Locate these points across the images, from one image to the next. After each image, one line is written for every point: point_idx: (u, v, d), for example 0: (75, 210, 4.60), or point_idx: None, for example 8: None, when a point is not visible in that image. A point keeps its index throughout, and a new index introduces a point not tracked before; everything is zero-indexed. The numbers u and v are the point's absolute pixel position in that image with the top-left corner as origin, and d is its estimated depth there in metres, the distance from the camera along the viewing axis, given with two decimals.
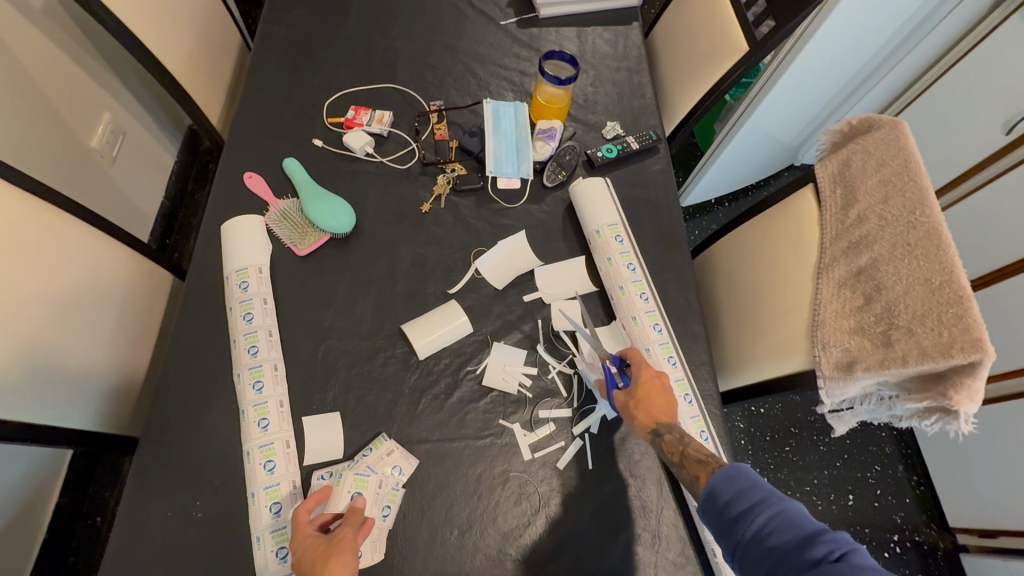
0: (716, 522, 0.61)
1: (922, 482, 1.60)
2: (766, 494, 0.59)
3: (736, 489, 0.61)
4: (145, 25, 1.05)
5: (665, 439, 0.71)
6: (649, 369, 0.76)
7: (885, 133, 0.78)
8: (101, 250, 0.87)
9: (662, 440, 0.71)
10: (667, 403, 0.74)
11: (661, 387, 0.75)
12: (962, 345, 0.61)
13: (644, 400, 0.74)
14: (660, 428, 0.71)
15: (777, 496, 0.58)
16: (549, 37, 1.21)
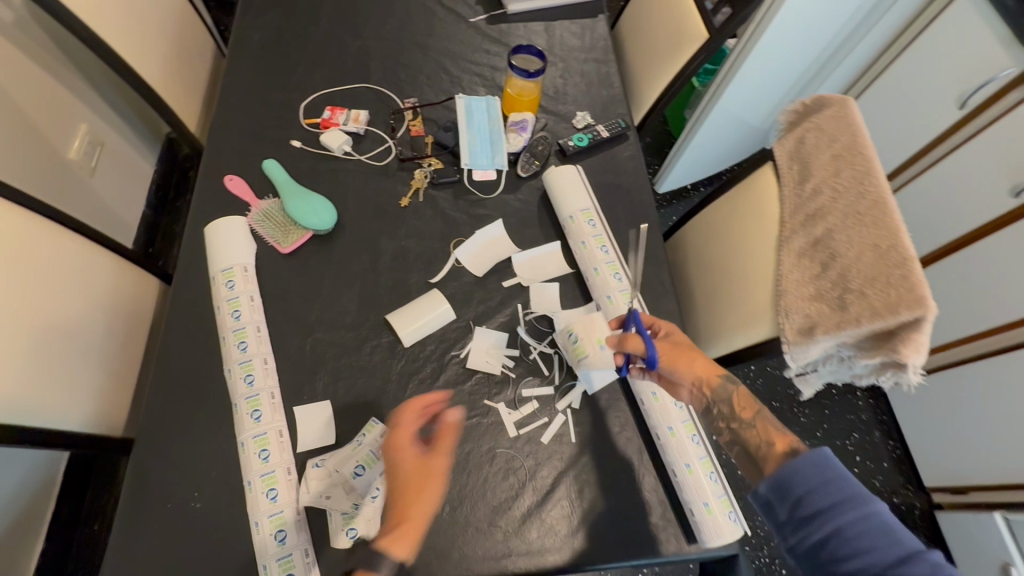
0: (781, 507, 0.55)
1: (898, 446, 1.68)
2: (857, 496, 0.51)
3: (824, 479, 0.53)
4: (118, 35, 1.06)
5: (733, 390, 0.72)
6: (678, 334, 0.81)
7: (835, 110, 0.83)
8: (87, 256, 0.89)
9: (734, 391, 0.72)
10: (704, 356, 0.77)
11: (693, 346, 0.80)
12: (908, 302, 0.66)
13: (689, 353, 0.77)
14: (723, 376, 0.74)
15: (864, 501, 0.50)
16: (518, 32, 1.24)
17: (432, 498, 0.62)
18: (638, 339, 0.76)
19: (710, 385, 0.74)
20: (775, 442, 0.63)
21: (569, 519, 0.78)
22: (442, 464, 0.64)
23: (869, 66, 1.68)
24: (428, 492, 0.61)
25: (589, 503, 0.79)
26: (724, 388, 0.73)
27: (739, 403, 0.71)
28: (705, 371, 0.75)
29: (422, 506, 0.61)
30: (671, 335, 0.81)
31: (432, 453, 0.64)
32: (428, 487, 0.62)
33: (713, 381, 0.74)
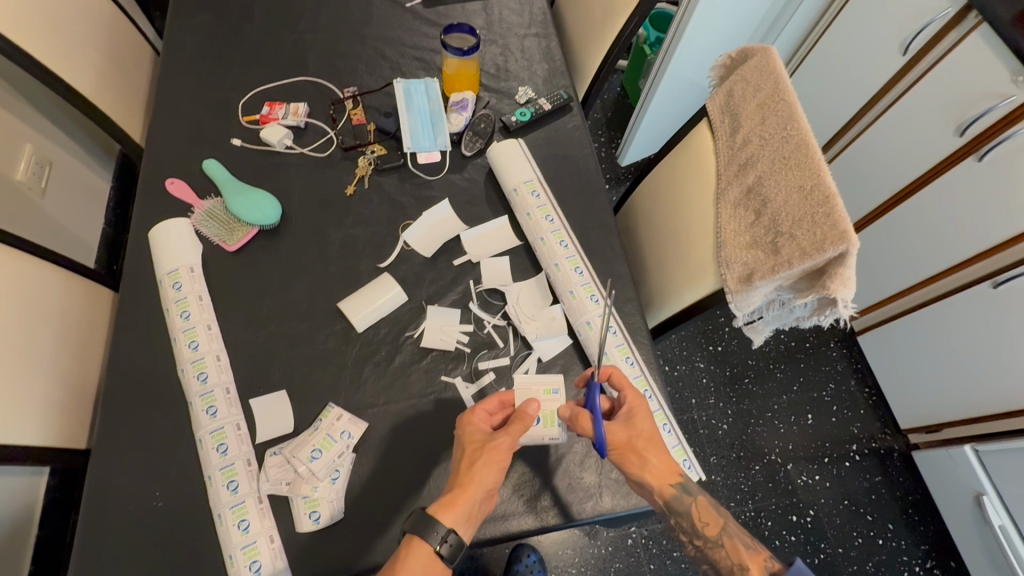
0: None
1: (874, 391, 1.71)
2: None
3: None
4: (46, 48, 1.05)
5: (691, 504, 0.74)
6: (639, 410, 0.77)
7: (758, 60, 0.85)
8: (33, 271, 0.88)
9: (693, 506, 0.74)
10: (658, 450, 0.74)
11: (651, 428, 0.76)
12: (832, 238, 0.68)
13: (643, 446, 0.74)
14: (678, 486, 0.74)
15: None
16: (454, 13, 1.24)
17: (486, 476, 0.68)
18: (589, 421, 0.73)
19: (665, 494, 0.73)
20: (749, 570, 0.67)
21: (530, 483, 0.79)
22: (503, 443, 0.70)
23: (818, 20, 1.67)
24: (479, 471, 0.68)
25: (549, 467, 0.81)
26: (682, 500, 0.74)
27: (700, 518, 0.74)
28: (661, 476, 0.73)
29: (477, 486, 0.68)
30: (631, 415, 0.76)
31: (517, 427, 0.71)
32: (481, 466, 0.69)
33: (669, 492, 0.74)
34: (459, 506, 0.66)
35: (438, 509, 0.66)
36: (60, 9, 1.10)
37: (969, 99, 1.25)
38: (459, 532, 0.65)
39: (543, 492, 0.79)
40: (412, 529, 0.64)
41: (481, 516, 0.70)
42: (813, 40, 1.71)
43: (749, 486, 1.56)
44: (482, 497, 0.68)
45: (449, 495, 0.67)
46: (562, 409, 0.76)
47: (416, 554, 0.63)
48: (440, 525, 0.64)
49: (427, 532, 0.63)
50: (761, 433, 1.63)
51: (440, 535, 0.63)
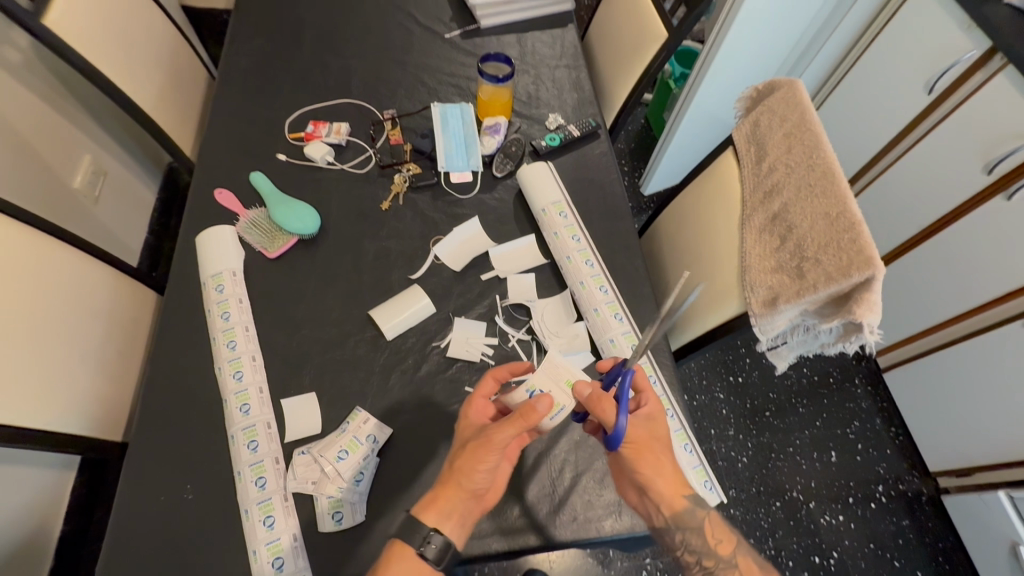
0: None
1: (900, 432, 1.66)
2: None
3: None
4: (115, 66, 1.14)
5: (703, 519, 0.73)
6: (658, 414, 0.77)
7: (785, 93, 0.88)
8: (87, 269, 0.94)
9: (706, 521, 0.73)
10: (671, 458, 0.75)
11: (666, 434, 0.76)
12: (858, 264, 0.69)
13: (658, 450, 0.74)
14: (691, 498, 0.74)
15: None
16: (490, 44, 1.31)
17: (472, 473, 0.68)
18: (611, 406, 0.73)
19: (676, 505, 0.73)
20: None
21: (550, 497, 0.80)
22: (493, 439, 0.68)
23: (842, 59, 1.71)
24: (464, 466, 0.68)
25: (569, 482, 0.81)
26: (694, 514, 0.73)
27: (712, 533, 0.73)
28: (672, 484, 0.73)
29: (460, 483, 0.68)
30: (650, 417, 0.76)
31: (516, 423, 0.68)
32: (470, 461, 0.68)
33: (680, 504, 0.73)
34: (442, 505, 0.67)
35: (423, 509, 0.67)
36: (129, 33, 1.20)
37: (996, 138, 1.26)
38: (444, 532, 0.65)
39: (562, 506, 0.79)
40: (400, 535, 0.65)
41: (470, 516, 0.69)
42: (839, 78, 1.74)
43: (770, 523, 1.51)
44: (467, 496, 0.68)
45: (434, 493, 0.68)
46: (582, 388, 0.73)
47: (402, 560, 0.63)
48: (423, 526, 0.65)
49: (411, 535, 0.64)
50: (782, 468, 1.59)
51: (423, 536, 0.64)
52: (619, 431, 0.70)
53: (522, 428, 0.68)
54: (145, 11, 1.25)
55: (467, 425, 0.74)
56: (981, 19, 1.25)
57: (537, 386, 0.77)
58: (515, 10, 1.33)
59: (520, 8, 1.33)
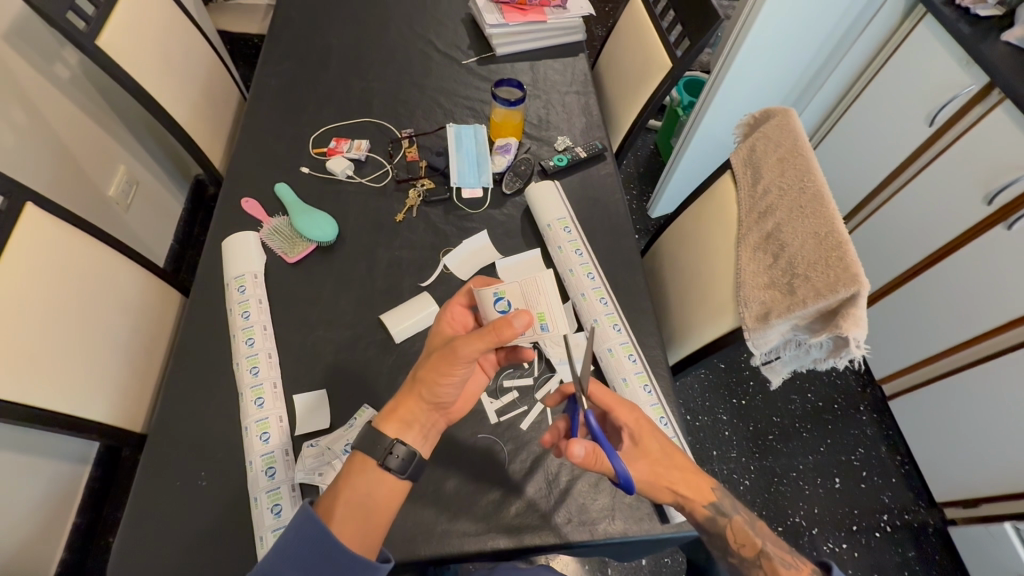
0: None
1: (907, 460, 1.64)
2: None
3: None
4: (156, 83, 1.23)
5: (726, 525, 0.76)
6: (647, 428, 0.78)
7: (779, 120, 0.93)
8: (121, 267, 1.01)
9: (729, 527, 0.77)
10: (682, 470, 0.77)
11: (667, 447, 0.78)
12: (844, 280, 0.72)
13: (662, 469, 0.76)
14: (712, 508, 0.77)
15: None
16: (505, 70, 1.39)
17: (435, 385, 0.69)
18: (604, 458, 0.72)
19: (699, 515, 0.76)
20: None
21: (546, 498, 0.83)
22: (459, 352, 0.66)
23: (845, 92, 1.76)
24: (427, 377, 0.69)
25: (564, 485, 0.84)
26: (715, 522, 0.77)
27: (737, 539, 0.76)
28: (690, 497, 0.76)
29: (422, 394, 0.70)
30: (637, 439, 0.77)
31: (486, 338, 0.65)
32: (435, 372, 0.68)
33: (702, 514, 0.76)
34: (403, 416, 0.70)
35: (385, 421, 0.70)
36: (171, 53, 1.29)
37: (996, 169, 1.29)
38: (407, 443, 0.69)
39: (557, 508, 0.82)
40: (362, 448, 0.68)
41: (433, 426, 0.73)
42: (842, 110, 1.79)
43: None
44: (429, 407, 0.71)
45: (395, 404, 0.71)
46: (574, 451, 0.70)
47: (362, 471, 0.67)
48: (385, 438, 0.68)
49: (374, 447, 0.68)
50: (785, 493, 1.58)
51: (386, 449, 0.67)
52: (626, 479, 0.70)
53: (492, 344, 0.66)
54: (186, 34, 1.35)
55: (442, 334, 0.76)
56: (978, 56, 1.30)
57: (510, 299, 0.75)
58: (529, 39, 1.41)
59: (533, 38, 1.41)
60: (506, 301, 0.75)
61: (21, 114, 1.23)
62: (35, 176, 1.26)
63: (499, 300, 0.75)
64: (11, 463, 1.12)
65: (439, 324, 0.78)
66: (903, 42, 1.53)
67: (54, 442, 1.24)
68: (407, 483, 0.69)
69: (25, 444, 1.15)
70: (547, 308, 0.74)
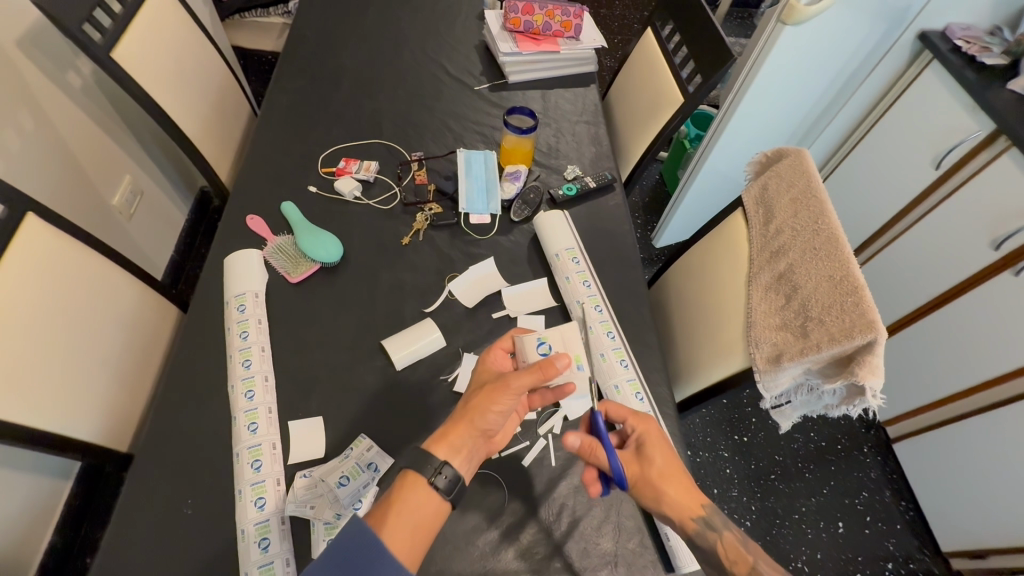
0: None
1: (911, 506, 1.59)
2: None
3: None
4: (168, 96, 1.22)
5: (717, 540, 0.73)
6: (654, 436, 0.78)
7: (792, 160, 0.93)
8: (117, 278, 0.98)
9: (720, 542, 0.73)
10: (679, 479, 0.75)
11: (669, 456, 0.77)
12: (860, 326, 0.71)
13: (658, 476, 0.75)
14: (702, 521, 0.73)
15: None
16: (516, 97, 1.40)
17: (486, 412, 0.68)
18: (602, 451, 0.73)
19: (688, 529, 0.73)
20: None
21: (547, 539, 0.79)
22: (512, 383, 0.69)
23: (851, 133, 1.77)
24: (480, 402, 0.69)
25: (566, 526, 0.80)
26: (706, 537, 0.73)
27: (729, 557, 0.72)
28: (681, 510, 0.73)
29: (472, 419, 0.68)
30: (643, 447, 0.77)
31: (536, 374, 0.69)
32: (488, 400, 0.69)
33: (691, 528, 0.73)
34: (450, 440, 0.67)
35: (432, 442, 0.67)
36: (185, 67, 1.30)
37: (1002, 215, 1.29)
38: (455, 466, 0.66)
39: (557, 552, 0.78)
40: (410, 465, 0.65)
41: (477, 457, 0.70)
42: (847, 149, 1.80)
43: None
44: (475, 435, 0.69)
45: (445, 427, 0.69)
46: (569, 440, 0.72)
47: (415, 486, 0.64)
48: (434, 458, 0.65)
49: (423, 465, 0.65)
50: (787, 536, 1.52)
51: (435, 467, 0.64)
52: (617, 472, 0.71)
53: (540, 381, 0.69)
54: (201, 48, 1.36)
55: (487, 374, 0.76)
56: (985, 104, 1.31)
57: (550, 343, 0.78)
58: (541, 68, 1.43)
59: (546, 67, 1.43)
60: (548, 345, 0.77)
61: (29, 121, 1.22)
62: (38, 183, 1.24)
63: (541, 343, 0.77)
64: None
65: (485, 358, 0.77)
66: (908, 87, 1.55)
67: (35, 457, 1.20)
68: (450, 509, 0.65)
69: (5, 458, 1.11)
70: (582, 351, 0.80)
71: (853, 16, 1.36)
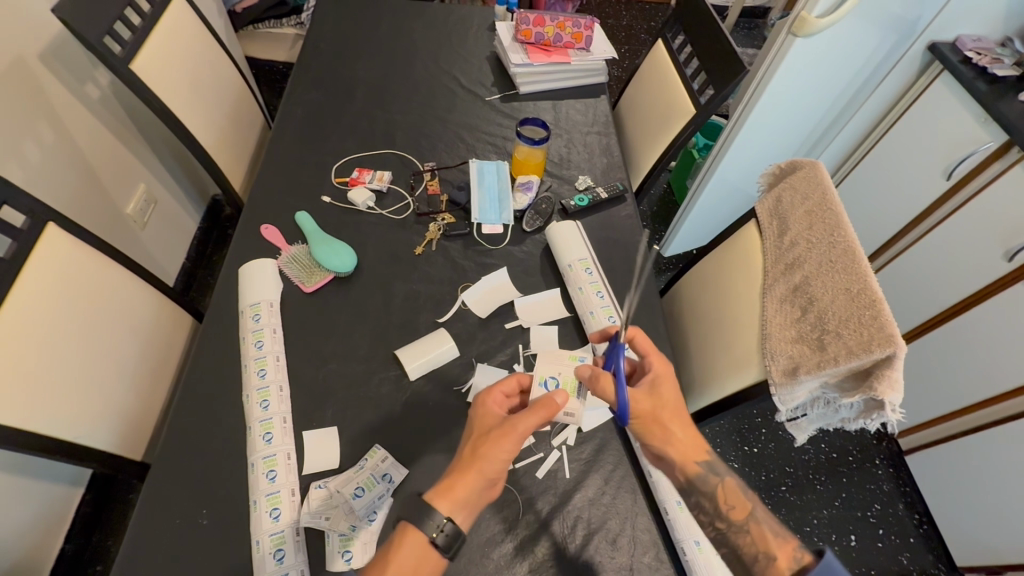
0: None
1: (925, 519, 1.57)
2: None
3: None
4: (185, 107, 1.24)
5: (717, 484, 0.74)
6: (668, 378, 0.80)
7: (807, 172, 0.93)
8: (133, 287, 0.99)
9: (720, 486, 0.74)
10: (683, 422, 0.77)
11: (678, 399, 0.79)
12: (879, 340, 0.70)
13: (666, 417, 0.77)
14: (704, 466, 0.75)
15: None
16: (527, 108, 1.41)
17: (493, 460, 0.68)
18: (609, 385, 0.77)
19: (688, 471, 0.75)
20: (775, 559, 0.66)
21: (561, 553, 0.79)
22: (519, 426, 0.70)
23: (860, 142, 1.77)
24: (489, 452, 0.69)
25: (580, 540, 0.80)
26: (706, 480, 0.74)
27: (727, 500, 0.73)
28: (684, 451, 0.75)
29: (479, 469, 0.68)
30: (655, 387, 0.79)
31: (541, 412, 0.70)
32: (493, 446, 0.69)
33: (693, 469, 0.75)
34: (455, 494, 0.66)
35: (435, 496, 0.66)
36: (201, 78, 1.31)
37: (1015, 226, 1.28)
38: (457, 520, 0.65)
39: (572, 566, 0.78)
40: (410, 513, 0.65)
41: (480, 507, 0.69)
42: (857, 159, 1.80)
43: None
44: (483, 485, 0.68)
45: (450, 480, 0.68)
46: (581, 370, 0.80)
47: (413, 541, 0.64)
48: (437, 514, 0.65)
49: (424, 520, 0.64)
50: None
51: (436, 524, 0.64)
52: (621, 407, 0.75)
53: (544, 419, 0.71)
54: (216, 60, 1.38)
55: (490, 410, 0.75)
56: (997, 115, 1.31)
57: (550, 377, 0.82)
58: (552, 79, 1.44)
59: (557, 78, 1.44)
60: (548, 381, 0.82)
61: (48, 132, 1.24)
62: (56, 192, 1.26)
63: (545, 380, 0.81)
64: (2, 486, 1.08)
65: (488, 399, 0.75)
66: (918, 98, 1.55)
67: (48, 464, 1.21)
68: (446, 562, 0.65)
69: (20, 467, 1.12)
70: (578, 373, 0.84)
71: (863, 29, 1.37)
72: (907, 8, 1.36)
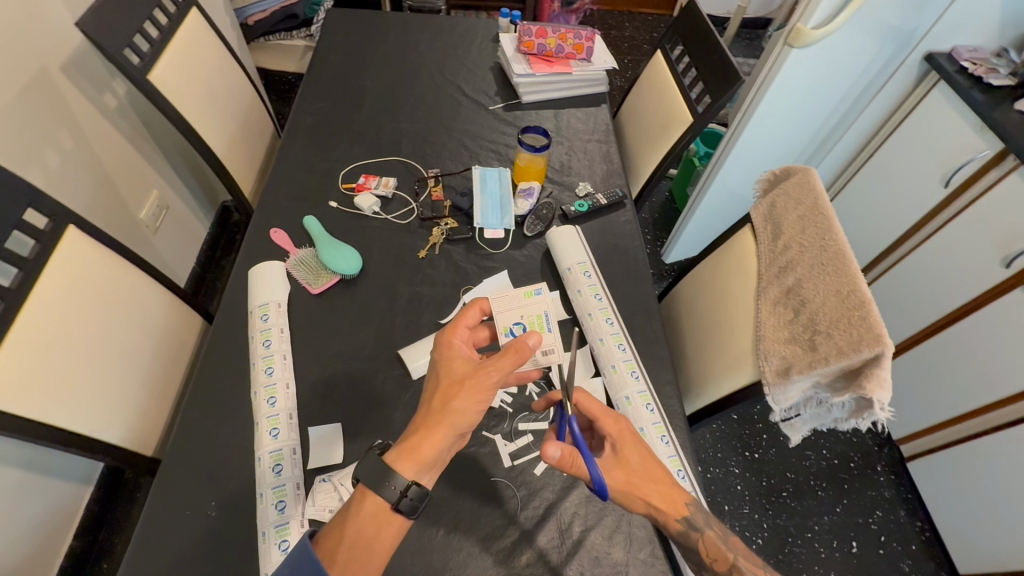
0: None
1: (927, 527, 1.57)
2: None
3: None
4: (198, 116, 1.28)
5: (698, 540, 0.75)
6: (628, 436, 0.77)
7: (799, 178, 0.95)
8: (148, 288, 1.03)
9: (701, 540, 0.75)
10: (660, 479, 0.75)
11: (646, 455, 0.76)
12: (867, 340, 0.72)
13: (639, 481, 0.74)
14: (686, 522, 0.75)
15: None
16: (529, 117, 1.45)
17: (468, 414, 0.67)
18: (583, 461, 0.70)
19: (672, 528, 0.74)
20: None
21: (557, 549, 0.80)
22: (491, 375, 0.68)
23: (858, 152, 1.79)
24: (459, 406, 0.67)
25: (577, 536, 0.82)
26: (689, 537, 0.75)
27: (709, 553, 0.76)
28: (664, 510, 0.74)
29: (452, 425, 0.66)
30: (619, 452, 0.76)
31: (512, 360, 0.69)
32: (467, 398, 0.67)
33: (675, 527, 0.74)
34: (422, 454, 0.65)
35: (397, 458, 0.65)
36: (215, 88, 1.36)
37: (1012, 233, 1.30)
38: (422, 482, 0.65)
39: (569, 561, 0.80)
40: (366, 480, 0.63)
41: (447, 460, 0.69)
42: (856, 167, 1.82)
43: None
44: (455, 437, 0.67)
45: (415, 441, 0.66)
46: (550, 451, 0.68)
47: (369, 505, 0.64)
48: (399, 479, 0.63)
49: (383, 487, 0.63)
50: (799, 555, 1.51)
51: (400, 490, 0.63)
52: (600, 485, 0.69)
53: (516, 365, 0.69)
54: (229, 71, 1.43)
55: (452, 357, 0.71)
56: (992, 123, 1.33)
57: (513, 324, 0.83)
58: (554, 88, 1.47)
59: (558, 87, 1.47)
60: (514, 327, 0.83)
61: (68, 139, 1.28)
62: (74, 198, 1.30)
63: (514, 326, 0.83)
64: (16, 482, 1.11)
65: (450, 350, 0.72)
66: (915, 107, 1.57)
67: (60, 461, 1.24)
68: (412, 522, 0.66)
69: (31, 463, 1.15)
70: (540, 313, 0.85)
71: (859, 40, 1.40)
72: (902, 19, 1.39)
